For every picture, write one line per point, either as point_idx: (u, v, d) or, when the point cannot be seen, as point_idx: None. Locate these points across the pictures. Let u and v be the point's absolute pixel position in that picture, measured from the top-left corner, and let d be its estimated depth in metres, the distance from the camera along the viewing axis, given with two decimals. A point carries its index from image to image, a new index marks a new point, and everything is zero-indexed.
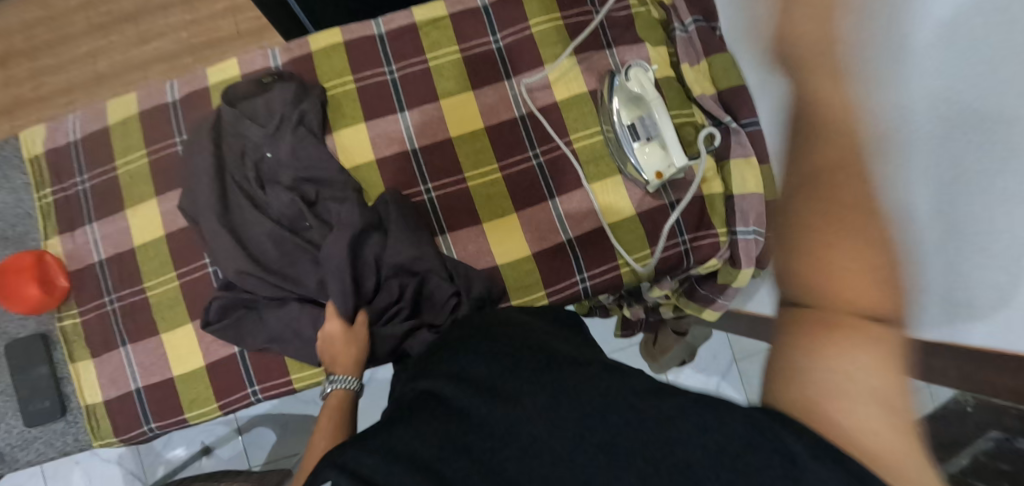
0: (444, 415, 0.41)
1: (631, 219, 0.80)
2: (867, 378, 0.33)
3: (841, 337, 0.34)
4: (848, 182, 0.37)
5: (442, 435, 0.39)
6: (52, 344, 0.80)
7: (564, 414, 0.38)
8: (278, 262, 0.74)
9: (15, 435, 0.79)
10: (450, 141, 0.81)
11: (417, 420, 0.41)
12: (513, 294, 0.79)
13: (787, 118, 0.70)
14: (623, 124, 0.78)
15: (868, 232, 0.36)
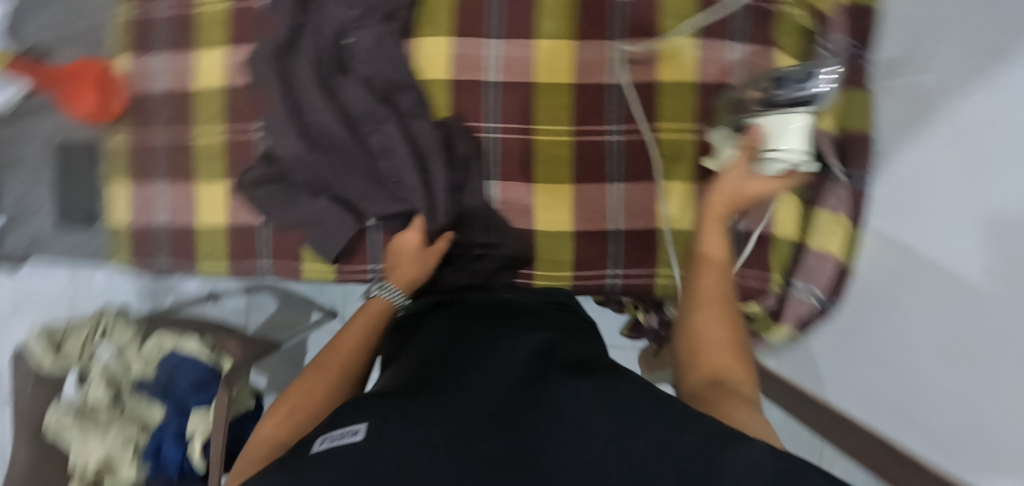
0: (474, 396, 0.42)
1: (687, 232, 0.74)
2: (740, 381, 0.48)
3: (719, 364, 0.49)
4: (710, 271, 0.58)
5: (477, 413, 0.40)
6: (99, 156, 0.82)
7: (585, 397, 0.40)
8: (325, 155, 0.72)
9: (49, 228, 0.83)
10: (531, 86, 0.74)
11: (450, 398, 0.42)
12: (539, 265, 0.76)
13: (881, 199, 0.66)
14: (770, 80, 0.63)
15: (724, 301, 0.55)
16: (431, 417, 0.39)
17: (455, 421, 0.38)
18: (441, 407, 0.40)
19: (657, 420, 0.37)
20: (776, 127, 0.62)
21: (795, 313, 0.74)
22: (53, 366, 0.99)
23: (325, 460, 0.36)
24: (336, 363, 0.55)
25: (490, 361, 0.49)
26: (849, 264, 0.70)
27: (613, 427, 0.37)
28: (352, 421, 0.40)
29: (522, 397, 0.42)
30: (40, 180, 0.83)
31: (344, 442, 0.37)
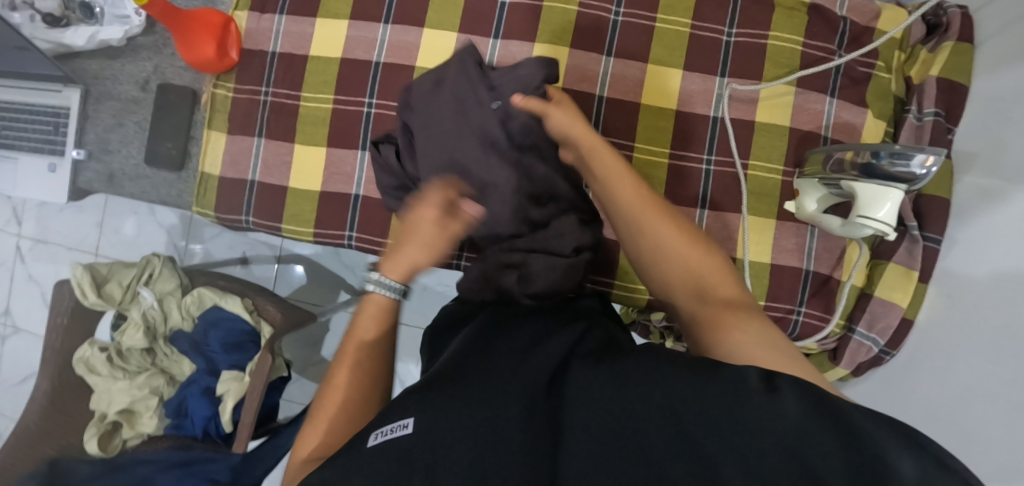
0: (495, 385, 0.41)
1: (762, 265, 0.78)
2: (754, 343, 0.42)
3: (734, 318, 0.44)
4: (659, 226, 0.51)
5: (498, 410, 0.38)
6: (198, 103, 0.82)
7: (614, 369, 0.39)
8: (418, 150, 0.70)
9: (132, 165, 0.82)
10: (638, 106, 0.78)
11: (465, 388, 0.40)
12: (619, 274, 0.79)
13: (955, 273, 0.71)
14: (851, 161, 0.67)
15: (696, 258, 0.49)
16: (451, 416, 0.38)
17: (492, 413, 0.38)
18: (478, 399, 0.39)
19: (693, 398, 0.35)
20: (865, 198, 0.64)
21: (853, 356, 0.77)
22: (93, 303, 0.96)
23: (366, 456, 0.36)
24: (347, 359, 0.48)
25: (517, 342, 0.47)
26: (911, 317, 0.75)
27: (649, 394, 0.36)
28: (392, 413, 0.40)
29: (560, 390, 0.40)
30: (133, 116, 0.83)
31: (392, 437, 0.37)
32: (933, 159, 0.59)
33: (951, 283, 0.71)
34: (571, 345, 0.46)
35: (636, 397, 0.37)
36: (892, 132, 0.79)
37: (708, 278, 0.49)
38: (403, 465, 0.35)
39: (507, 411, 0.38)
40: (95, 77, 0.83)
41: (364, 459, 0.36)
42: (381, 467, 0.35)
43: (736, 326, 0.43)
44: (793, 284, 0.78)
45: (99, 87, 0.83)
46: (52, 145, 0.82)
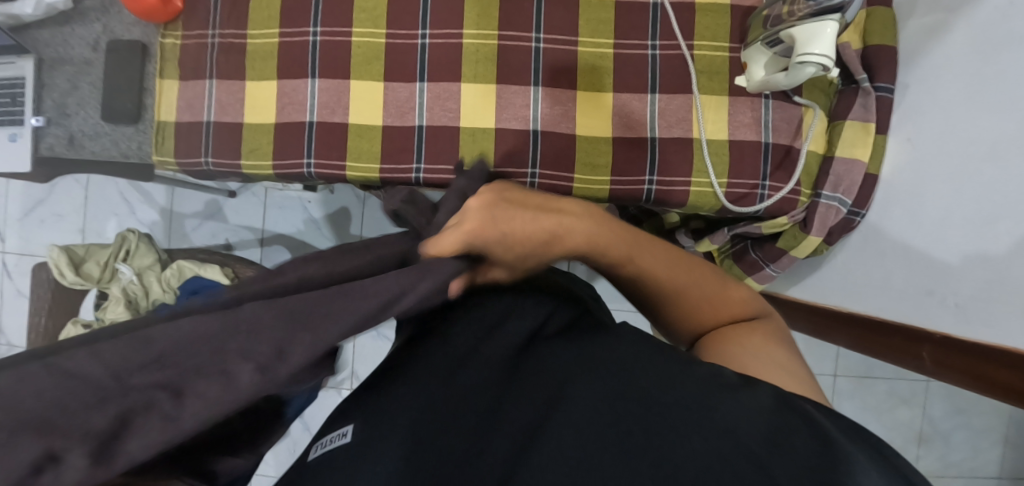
0: (452, 401, 0.44)
1: (720, 143, 0.78)
2: (760, 354, 0.47)
3: (747, 342, 0.48)
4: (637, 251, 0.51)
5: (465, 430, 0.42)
6: (148, 56, 0.83)
7: (586, 377, 0.43)
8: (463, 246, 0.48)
9: (91, 125, 0.83)
10: (577, 2, 0.79)
11: (420, 404, 0.44)
12: (579, 169, 0.78)
13: (904, 108, 0.72)
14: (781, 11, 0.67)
15: (665, 263, 0.52)
16: (405, 436, 0.42)
17: (442, 437, 0.42)
18: (424, 416, 0.43)
19: (660, 394, 0.41)
20: (807, 32, 0.63)
21: (822, 221, 0.75)
22: (73, 282, 0.97)
23: (319, 466, 0.42)
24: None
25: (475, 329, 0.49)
26: (875, 172, 0.74)
27: (614, 403, 0.41)
28: (341, 423, 0.46)
29: (507, 375, 0.46)
30: (87, 77, 0.84)
31: (335, 444, 0.44)
32: None
33: (903, 121, 0.72)
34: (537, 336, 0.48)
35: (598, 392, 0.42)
36: None
37: (687, 287, 0.51)
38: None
39: (457, 401, 0.44)
40: (47, 45, 0.84)
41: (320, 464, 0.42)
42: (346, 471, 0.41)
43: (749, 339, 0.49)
44: (754, 159, 0.77)
45: (51, 54, 0.84)
46: (11, 115, 0.83)
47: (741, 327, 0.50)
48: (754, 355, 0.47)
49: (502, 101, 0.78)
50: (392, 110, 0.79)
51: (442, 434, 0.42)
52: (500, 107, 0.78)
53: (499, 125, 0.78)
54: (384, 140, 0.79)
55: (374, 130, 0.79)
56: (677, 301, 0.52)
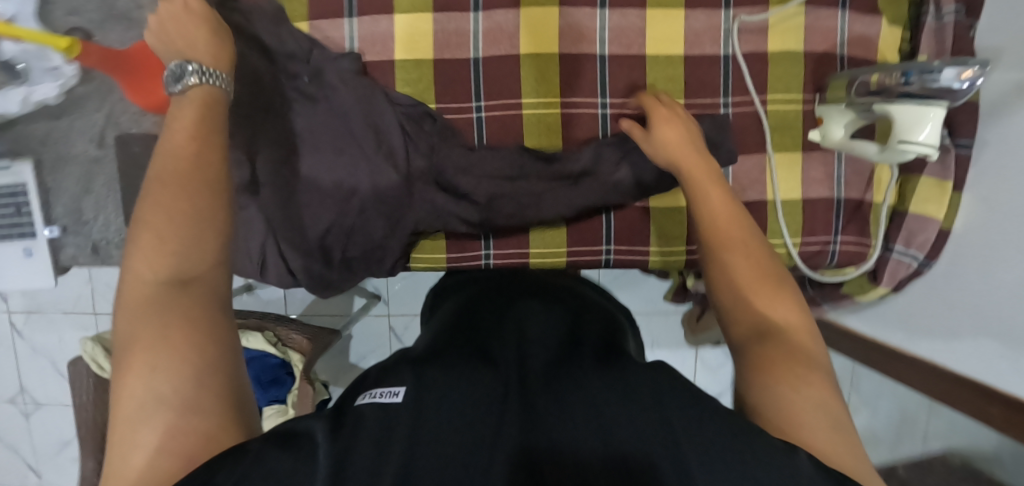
0: (492, 381, 0.42)
1: (793, 202, 0.76)
2: (809, 397, 0.40)
3: (800, 382, 0.41)
4: (742, 252, 0.51)
5: (506, 406, 0.39)
6: None
7: (621, 390, 0.41)
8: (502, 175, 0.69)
9: (115, 233, 0.75)
10: (643, 59, 0.73)
11: (467, 381, 0.41)
12: (654, 240, 0.76)
13: (983, 163, 0.70)
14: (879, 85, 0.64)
15: (780, 297, 0.48)
16: (440, 404, 0.39)
17: (482, 411, 0.38)
18: (459, 393, 0.40)
19: (700, 423, 0.37)
20: (907, 119, 0.61)
21: (893, 274, 0.76)
22: None
23: (364, 418, 0.38)
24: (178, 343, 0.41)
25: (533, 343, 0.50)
26: (948, 227, 0.73)
27: (655, 414, 0.38)
28: (392, 382, 0.42)
29: (573, 384, 0.42)
30: (99, 177, 0.74)
31: (384, 400, 0.40)
32: (971, 70, 0.57)
33: (982, 177, 0.70)
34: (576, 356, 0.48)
35: (635, 414, 0.38)
36: (910, 36, 0.74)
37: (762, 307, 0.48)
38: (384, 439, 0.36)
39: (516, 393, 0.41)
40: (44, 145, 0.74)
41: (361, 415, 0.39)
42: (378, 425, 0.37)
43: (786, 373, 0.42)
44: (826, 215, 0.76)
45: (54, 152, 0.74)
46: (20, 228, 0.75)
47: (798, 360, 0.43)
48: (799, 393, 0.40)
49: None
50: None
51: (485, 419, 0.38)
52: None
53: None
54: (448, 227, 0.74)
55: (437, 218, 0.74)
56: (755, 306, 0.48)
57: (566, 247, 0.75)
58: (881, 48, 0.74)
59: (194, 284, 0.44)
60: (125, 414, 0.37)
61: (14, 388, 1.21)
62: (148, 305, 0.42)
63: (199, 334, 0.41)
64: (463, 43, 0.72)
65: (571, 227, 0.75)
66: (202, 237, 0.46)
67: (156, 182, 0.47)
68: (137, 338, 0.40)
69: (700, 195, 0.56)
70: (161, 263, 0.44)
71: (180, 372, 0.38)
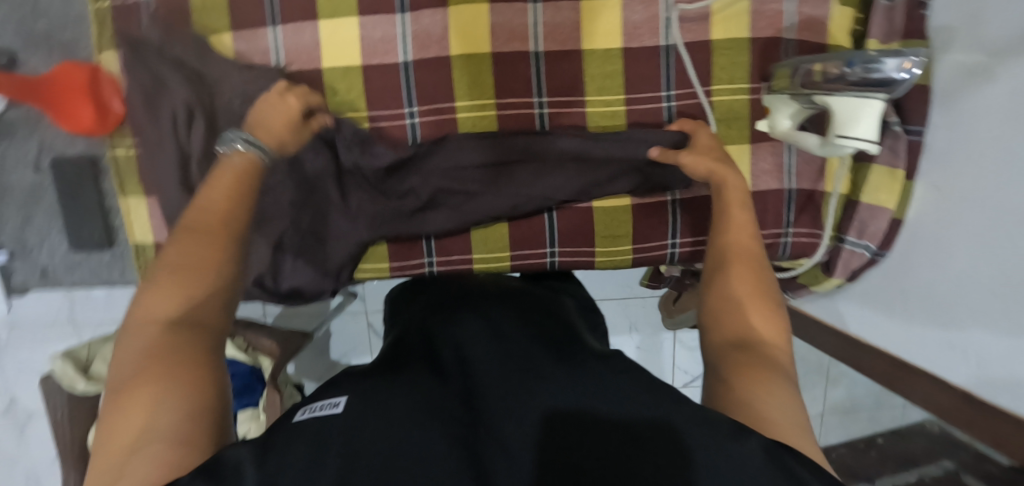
0: (438, 390, 0.45)
1: None
2: (774, 398, 0.45)
3: (767, 379, 0.46)
4: (740, 269, 0.55)
5: (452, 413, 0.42)
6: (103, 171, 0.74)
7: (570, 383, 0.44)
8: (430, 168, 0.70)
9: (62, 256, 0.76)
10: (579, 54, 0.70)
11: (412, 390, 0.44)
12: (600, 241, 0.74)
13: (942, 149, 0.67)
14: (817, 75, 0.61)
15: (763, 307, 0.53)
16: (388, 410, 0.41)
17: (429, 415, 0.41)
18: (408, 402, 0.42)
19: (642, 408, 0.41)
20: (845, 111, 0.59)
21: (846, 265, 0.74)
22: (85, 390, 0.92)
23: (301, 429, 0.40)
24: (179, 366, 0.41)
25: (481, 340, 0.52)
26: (900, 216, 0.71)
27: (601, 409, 0.42)
28: (333, 396, 0.45)
29: (511, 385, 0.44)
30: (41, 203, 0.74)
31: (322, 413, 0.42)
32: (910, 61, 0.54)
33: (941, 162, 0.67)
34: (527, 350, 0.50)
35: (583, 405, 0.42)
36: (861, 16, 0.71)
37: (748, 318, 0.52)
38: (320, 447, 0.38)
39: (454, 402, 0.43)
40: None
41: (295, 428, 0.40)
42: (315, 436, 0.39)
43: (759, 375, 0.46)
44: (777, 208, 0.74)
45: None
46: None
47: (768, 362, 0.48)
48: (767, 396, 0.45)
49: None
50: None
51: (419, 424, 0.40)
52: None
53: None
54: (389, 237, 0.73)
55: None
56: (738, 316, 0.52)
57: (510, 252, 0.74)
58: (832, 31, 0.71)
59: (204, 329, 0.45)
60: (116, 450, 0.38)
61: (5, 400, 1.25)
62: (150, 346, 0.42)
63: (204, 384, 0.41)
64: (391, 48, 0.69)
65: (513, 232, 0.74)
66: (212, 286, 0.47)
67: (181, 232, 0.49)
68: (144, 371, 0.41)
69: (725, 218, 0.59)
70: (178, 305, 0.45)
71: (187, 404, 0.39)
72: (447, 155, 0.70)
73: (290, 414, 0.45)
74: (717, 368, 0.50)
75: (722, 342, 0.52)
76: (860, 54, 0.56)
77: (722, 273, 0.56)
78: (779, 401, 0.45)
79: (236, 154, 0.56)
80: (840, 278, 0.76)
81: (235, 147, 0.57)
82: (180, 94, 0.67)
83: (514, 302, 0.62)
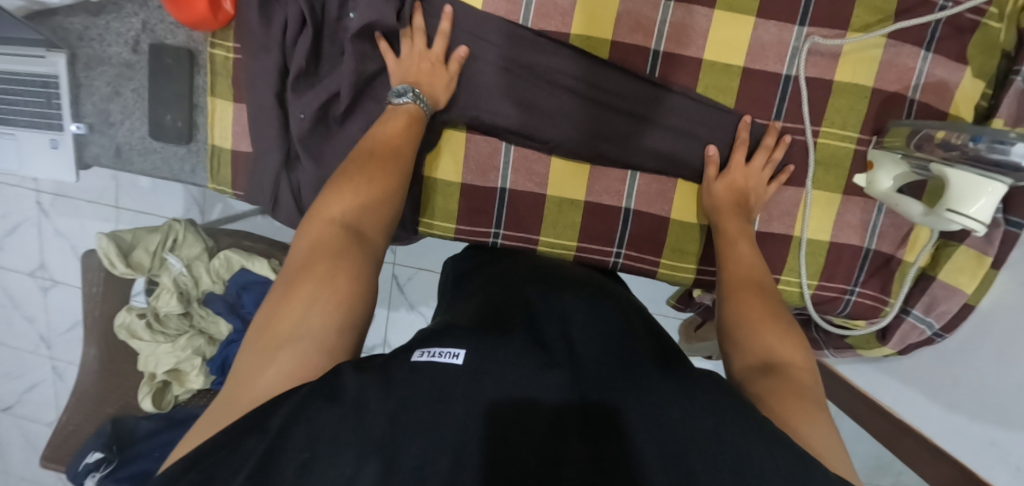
0: (539, 358, 0.47)
1: (820, 243, 0.73)
2: (807, 421, 0.45)
3: (800, 401, 0.47)
4: (757, 301, 0.58)
5: (557, 384, 0.44)
6: (196, 65, 0.73)
7: (666, 387, 0.45)
8: (551, 79, 0.68)
9: (137, 139, 0.75)
10: (699, 61, 0.68)
11: (513, 354, 0.46)
12: (666, 253, 0.73)
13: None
14: (936, 139, 0.59)
15: (789, 332, 0.54)
16: (492, 370, 0.44)
17: (524, 382, 0.44)
18: (512, 365, 0.45)
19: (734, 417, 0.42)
20: (962, 188, 0.58)
21: (902, 337, 0.74)
22: (123, 272, 0.95)
23: (421, 372, 0.43)
24: (339, 270, 0.49)
25: (573, 330, 0.53)
26: (974, 303, 0.69)
27: (689, 410, 0.42)
28: (449, 343, 0.47)
29: (612, 375, 0.46)
30: (129, 83, 0.74)
31: (442, 361, 0.45)
32: None
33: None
34: (619, 348, 0.51)
35: (679, 405, 0.43)
36: (990, 92, 0.69)
37: (777, 348, 0.53)
38: (440, 396, 0.41)
39: (559, 375, 0.45)
40: (79, 39, 0.73)
41: (415, 373, 0.43)
42: (429, 383, 0.42)
43: (793, 396, 0.47)
44: (850, 264, 0.73)
45: (88, 50, 0.73)
46: (49, 120, 0.76)
47: (800, 386, 0.49)
48: (802, 421, 0.45)
49: (596, 172, 0.71)
50: (473, 167, 0.72)
51: (523, 402, 0.43)
52: (592, 178, 0.71)
53: (589, 198, 0.72)
54: (462, 199, 0.73)
55: (451, 188, 0.72)
56: (760, 339, 0.54)
57: (577, 242, 0.73)
58: (957, 100, 0.68)
59: (365, 239, 0.54)
60: (284, 326, 0.46)
61: (33, 262, 1.27)
62: (328, 243, 0.51)
63: (359, 281, 0.50)
64: (511, 10, 0.68)
65: (585, 223, 0.72)
66: (379, 214, 0.57)
67: (349, 173, 0.58)
68: (313, 264, 0.49)
69: (730, 252, 0.64)
70: (351, 210, 0.55)
71: (333, 307, 0.47)
72: (565, 95, 0.69)
73: (407, 352, 0.48)
74: (748, 379, 0.51)
75: (749, 351, 0.53)
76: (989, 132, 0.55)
77: (742, 303, 0.58)
78: (813, 418, 0.46)
79: (403, 106, 0.64)
80: (891, 348, 0.75)
81: (404, 100, 0.63)
82: (295, 8, 0.66)
83: (603, 292, 0.63)
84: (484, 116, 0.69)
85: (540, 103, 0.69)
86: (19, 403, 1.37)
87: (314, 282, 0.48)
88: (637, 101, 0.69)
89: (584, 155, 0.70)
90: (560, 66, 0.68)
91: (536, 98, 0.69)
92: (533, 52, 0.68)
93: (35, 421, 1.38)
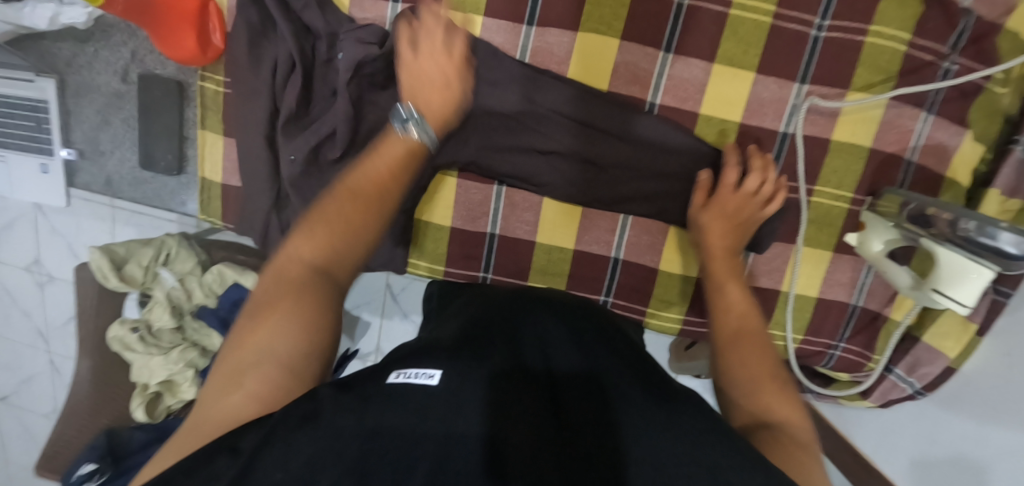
0: (518, 381, 0.46)
1: (807, 298, 0.73)
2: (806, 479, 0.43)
3: (798, 459, 0.45)
4: (749, 346, 0.57)
5: (538, 409, 0.44)
6: (188, 96, 0.72)
7: (641, 414, 0.44)
8: (545, 115, 0.67)
9: (127, 169, 0.75)
10: (695, 115, 0.68)
11: (489, 374, 0.46)
12: (654, 303, 0.73)
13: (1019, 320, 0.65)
14: (928, 213, 0.59)
15: (780, 385, 0.53)
16: (467, 394, 0.43)
17: (503, 404, 0.43)
18: (490, 390, 0.44)
19: (703, 450, 0.41)
20: (948, 269, 0.58)
21: (884, 393, 0.74)
22: (116, 285, 0.95)
23: (397, 394, 0.43)
24: (305, 307, 0.48)
25: (555, 347, 0.52)
26: (956, 366, 0.70)
27: (662, 439, 0.42)
28: (426, 364, 0.46)
29: (591, 403, 0.46)
30: (120, 111, 0.73)
31: (417, 382, 0.44)
32: None
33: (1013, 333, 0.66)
34: (598, 370, 0.50)
35: (655, 433, 0.42)
36: (990, 157, 0.68)
37: (771, 400, 0.52)
38: (411, 420, 0.41)
39: (532, 404, 0.45)
40: (70, 66, 0.72)
41: (391, 393, 0.43)
42: (404, 404, 0.42)
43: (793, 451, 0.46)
44: (836, 320, 0.73)
45: (77, 77, 0.72)
46: (38, 145, 0.75)
47: (798, 442, 0.47)
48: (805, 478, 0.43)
49: (587, 221, 0.71)
50: (464, 213, 0.71)
51: (498, 417, 0.42)
52: (583, 227, 0.71)
53: (579, 246, 0.72)
54: (451, 242, 0.73)
55: (442, 231, 0.72)
56: (751, 389, 0.53)
57: (565, 288, 0.73)
58: (957, 164, 0.67)
59: (330, 276, 0.50)
60: (240, 361, 0.46)
61: (29, 257, 1.28)
62: (296, 274, 0.49)
63: (319, 310, 0.48)
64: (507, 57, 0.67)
65: (573, 271, 0.72)
66: (361, 239, 0.52)
67: (327, 200, 0.53)
68: (280, 293, 0.48)
69: (717, 293, 0.62)
70: (320, 247, 0.50)
71: (288, 339, 0.46)
72: (556, 133, 0.68)
73: (383, 371, 0.47)
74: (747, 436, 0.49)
75: (742, 405, 0.52)
76: (978, 219, 0.54)
77: (731, 350, 0.57)
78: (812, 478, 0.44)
79: (407, 136, 0.55)
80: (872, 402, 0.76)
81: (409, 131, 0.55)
82: (285, 50, 0.65)
83: (586, 316, 0.62)
84: (481, 163, 0.69)
85: (532, 146, 0.68)
86: (16, 392, 1.40)
87: (271, 319, 0.47)
88: (630, 144, 0.67)
89: (576, 202, 0.70)
90: (554, 103, 0.67)
91: (526, 134, 0.68)
92: (529, 89, 0.66)
93: (31, 411, 1.41)
